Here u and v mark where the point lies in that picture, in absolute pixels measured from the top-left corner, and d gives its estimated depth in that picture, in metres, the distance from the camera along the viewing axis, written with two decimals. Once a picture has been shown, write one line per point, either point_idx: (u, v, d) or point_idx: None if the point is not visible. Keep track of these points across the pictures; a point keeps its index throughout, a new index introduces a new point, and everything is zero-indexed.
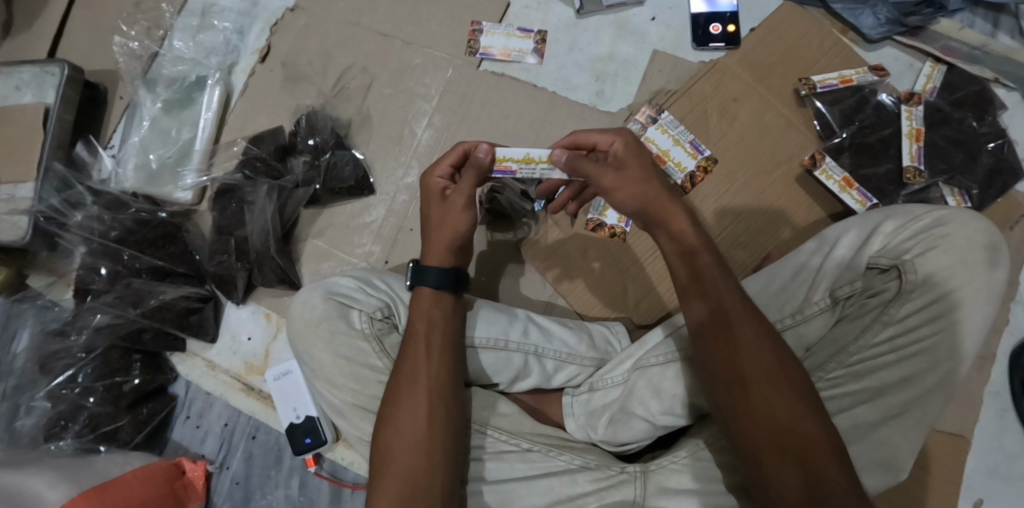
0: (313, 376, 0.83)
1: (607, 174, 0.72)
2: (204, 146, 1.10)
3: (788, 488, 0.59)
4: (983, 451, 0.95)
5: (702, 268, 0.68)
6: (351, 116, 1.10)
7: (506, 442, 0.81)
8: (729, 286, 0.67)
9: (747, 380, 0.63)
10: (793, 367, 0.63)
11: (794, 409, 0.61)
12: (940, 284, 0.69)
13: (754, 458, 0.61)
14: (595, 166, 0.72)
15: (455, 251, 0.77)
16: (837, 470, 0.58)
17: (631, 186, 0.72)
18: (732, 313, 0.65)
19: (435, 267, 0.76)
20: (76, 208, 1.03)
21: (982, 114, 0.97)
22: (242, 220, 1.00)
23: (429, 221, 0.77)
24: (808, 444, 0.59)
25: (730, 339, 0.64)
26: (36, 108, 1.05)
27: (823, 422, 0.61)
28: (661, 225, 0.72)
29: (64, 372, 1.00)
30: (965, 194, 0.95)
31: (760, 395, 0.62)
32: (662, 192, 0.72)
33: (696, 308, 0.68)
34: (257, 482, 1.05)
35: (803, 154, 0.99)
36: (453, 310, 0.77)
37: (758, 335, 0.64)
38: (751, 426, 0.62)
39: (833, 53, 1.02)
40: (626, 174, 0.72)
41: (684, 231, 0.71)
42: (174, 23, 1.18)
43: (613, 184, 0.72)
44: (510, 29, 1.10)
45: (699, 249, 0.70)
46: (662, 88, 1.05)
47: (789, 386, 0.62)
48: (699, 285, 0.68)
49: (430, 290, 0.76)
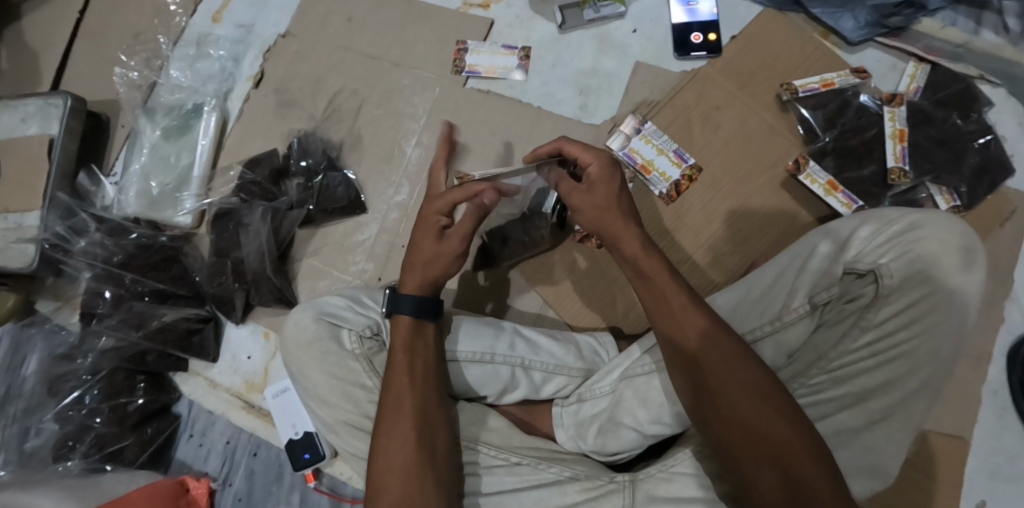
0: (306, 394, 0.85)
1: (576, 195, 0.77)
2: (202, 171, 1.13)
3: (766, 489, 0.60)
4: (984, 453, 0.94)
5: (658, 286, 0.71)
6: (342, 137, 1.13)
7: (496, 456, 0.82)
8: (683, 302, 0.69)
9: (712, 388, 0.64)
10: (757, 368, 0.65)
11: (761, 412, 0.62)
12: (918, 287, 0.70)
13: (732, 463, 0.63)
14: (565, 186, 0.78)
15: (431, 285, 0.80)
16: (814, 467, 0.59)
17: (593, 212, 0.75)
18: (690, 328, 0.67)
19: (412, 295, 0.79)
20: (79, 235, 1.06)
21: (968, 111, 0.97)
22: (239, 241, 1.03)
23: (414, 248, 0.81)
24: (779, 445, 0.61)
25: (700, 351, 0.66)
26: (41, 139, 1.09)
27: (794, 421, 0.62)
28: (616, 248, 0.75)
29: (70, 394, 1.03)
30: (954, 193, 0.94)
31: (732, 403, 0.63)
32: (619, 221, 0.74)
33: (663, 325, 0.70)
34: (260, 498, 1.07)
35: (788, 159, 1.00)
36: (432, 335, 0.80)
37: (719, 344, 0.66)
38: (724, 432, 0.63)
39: (814, 58, 1.03)
40: (592, 196, 0.76)
41: (637, 255, 0.73)
42: (172, 54, 1.23)
43: (579, 204, 0.77)
44: (495, 47, 1.12)
45: (651, 271, 0.71)
46: (646, 99, 1.06)
47: (755, 390, 0.63)
48: (661, 302, 0.70)
49: (406, 317, 0.79)
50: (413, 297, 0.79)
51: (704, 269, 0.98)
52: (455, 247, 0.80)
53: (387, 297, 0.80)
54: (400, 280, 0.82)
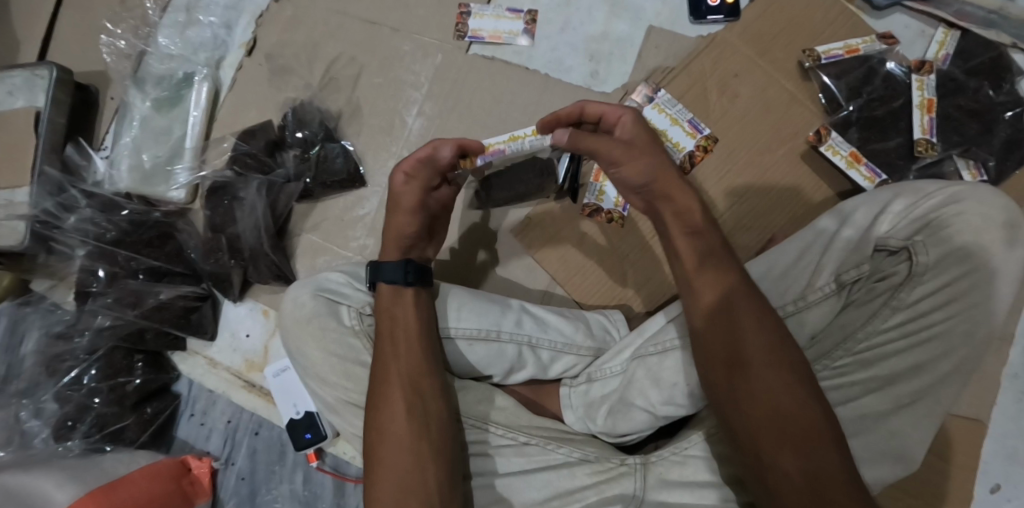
0: (305, 374, 0.82)
1: (616, 148, 0.71)
2: (195, 143, 1.09)
3: (783, 471, 0.57)
4: (1000, 435, 0.90)
5: (702, 248, 0.68)
6: (340, 107, 1.08)
7: (504, 436, 0.79)
8: (729, 271, 0.66)
9: (746, 358, 0.61)
10: (792, 349, 0.62)
11: (792, 391, 0.59)
12: (954, 265, 0.66)
13: (751, 441, 0.60)
14: (601, 142, 0.71)
15: (405, 247, 0.78)
16: (835, 454, 0.57)
17: (641, 162, 0.71)
18: (728, 295, 0.64)
19: (391, 262, 0.77)
20: (69, 211, 1.02)
21: (999, 81, 0.90)
22: (234, 217, 0.99)
23: (387, 210, 0.80)
24: (806, 428, 0.58)
25: (736, 315, 0.63)
26: (28, 112, 1.05)
27: (821, 402, 0.60)
28: (665, 204, 0.72)
29: (69, 373, 1.01)
30: (982, 167, 0.89)
31: (760, 375, 0.60)
32: (673, 178, 0.72)
33: (701, 290, 0.66)
34: (262, 477, 1.06)
35: (809, 129, 0.95)
36: (416, 304, 0.76)
37: (758, 316, 0.63)
38: (750, 406, 0.60)
39: (839, 22, 0.97)
40: (636, 149, 0.72)
41: (690, 209, 0.71)
42: (160, 21, 1.17)
43: (620, 156, 0.71)
44: (500, 11, 1.06)
45: (705, 227, 0.70)
46: (659, 65, 1.01)
47: (787, 366, 0.60)
48: (705, 265, 0.67)
49: (387, 285, 0.76)
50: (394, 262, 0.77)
51: None
52: (411, 197, 0.77)
53: (367, 268, 0.78)
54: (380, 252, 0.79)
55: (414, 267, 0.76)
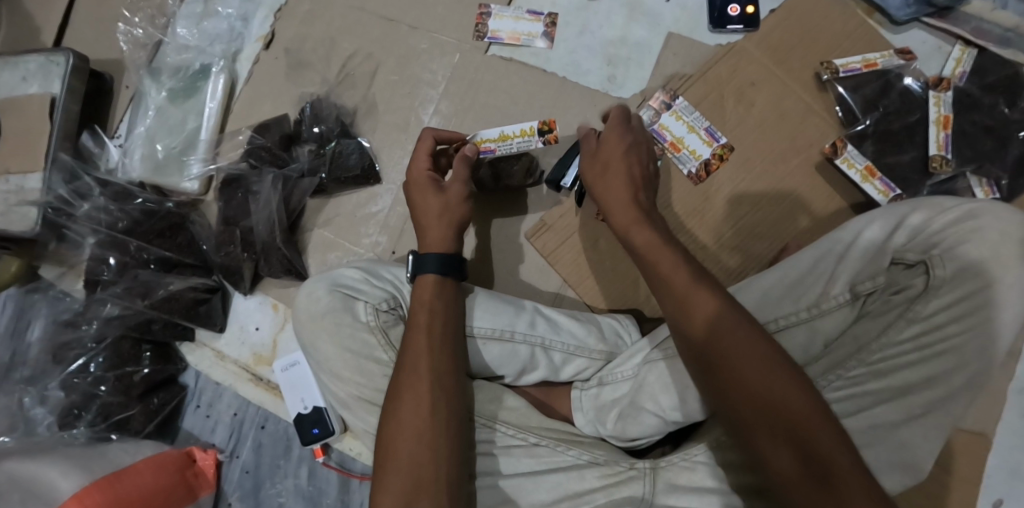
0: (318, 368, 0.83)
1: (592, 171, 0.79)
2: (210, 135, 1.09)
3: (782, 463, 0.57)
4: (1006, 450, 0.91)
5: (656, 256, 0.70)
6: (356, 103, 1.08)
7: (514, 435, 0.79)
8: (688, 274, 0.67)
9: (720, 359, 0.61)
10: (766, 338, 0.61)
11: (773, 380, 0.59)
12: (970, 280, 0.67)
13: (746, 436, 0.59)
14: (587, 161, 0.80)
15: (453, 234, 0.79)
16: (832, 438, 0.56)
17: (603, 186, 0.77)
18: (692, 296, 0.65)
19: (435, 253, 0.77)
20: (83, 199, 1.02)
21: (1015, 98, 0.90)
22: (247, 210, 1.00)
23: (420, 211, 0.79)
24: (794, 414, 0.57)
25: (697, 315, 0.64)
26: (43, 98, 1.05)
27: (812, 395, 0.58)
28: (614, 222, 0.76)
29: (76, 361, 1.00)
30: (994, 185, 0.90)
31: (735, 370, 0.60)
32: (624, 197, 0.75)
33: (665, 298, 0.68)
34: (267, 471, 1.05)
35: (824, 142, 0.96)
36: (452, 298, 0.76)
37: (732, 315, 0.63)
38: (733, 404, 0.60)
39: (858, 35, 0.98)
40: (604, 175, 0.78)
41: (637, 229, 0.73)
42: (177, 10, 1.16)
43: (591, 180, 0.79)
44: (520, 13, 1.07)
45: (651, 246, 0.71)
46: (677, 72, 1.01)
47: (767, 360, 0.60)
48: (662, 273, 0.68)
49: (432, 277, 0.76)
50: (439, 252, 0.77)
51: (726, 253, 0.94)
52: (460, 192, 0.79)
53: (410, 260, 0.78)
54: (418, 245, 0.79)
55: (458, 260, 0.78)
